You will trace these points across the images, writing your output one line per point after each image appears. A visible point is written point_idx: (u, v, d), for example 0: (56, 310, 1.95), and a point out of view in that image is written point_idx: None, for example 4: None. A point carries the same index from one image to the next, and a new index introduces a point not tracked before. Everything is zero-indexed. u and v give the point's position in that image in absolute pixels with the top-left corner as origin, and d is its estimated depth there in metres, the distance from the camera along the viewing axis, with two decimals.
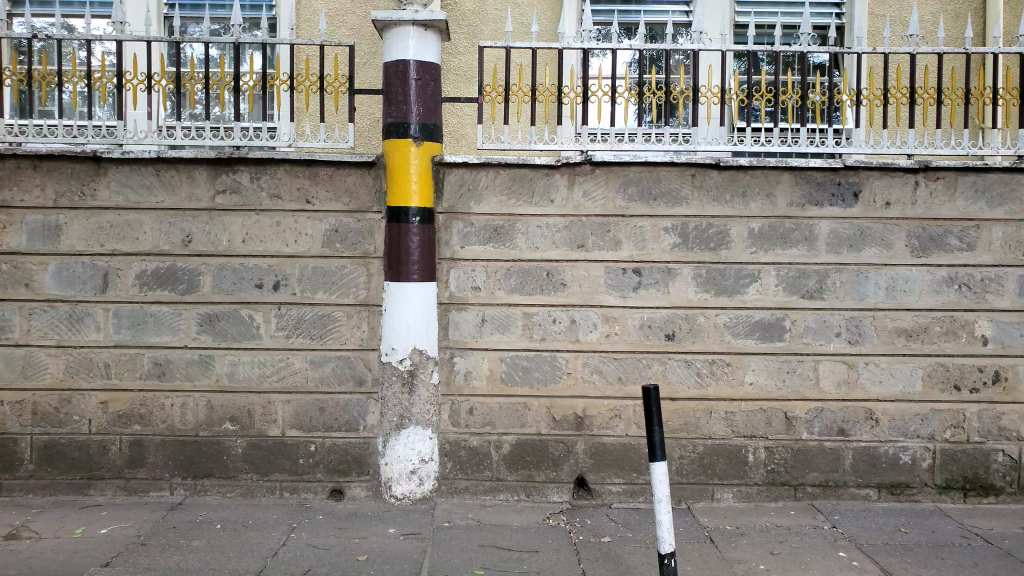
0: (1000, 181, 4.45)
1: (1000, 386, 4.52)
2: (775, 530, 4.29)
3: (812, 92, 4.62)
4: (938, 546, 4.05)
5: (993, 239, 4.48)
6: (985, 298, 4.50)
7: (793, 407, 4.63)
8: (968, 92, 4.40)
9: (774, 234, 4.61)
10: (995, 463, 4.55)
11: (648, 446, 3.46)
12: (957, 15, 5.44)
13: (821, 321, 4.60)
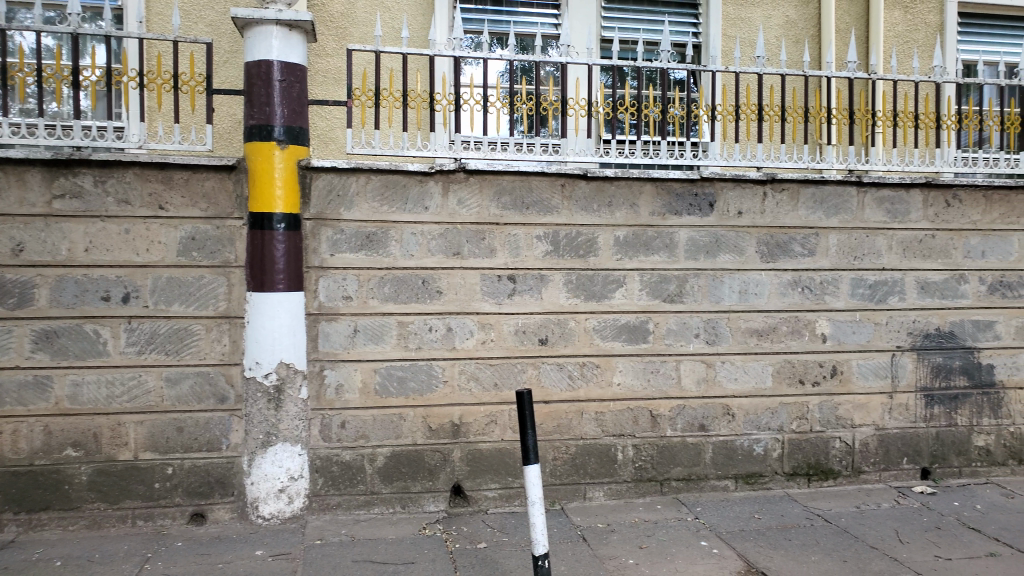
0: (834, 194, 4.85)
1: (837, 378, 4.91)
2: (642, 524, 4.48)
3: (672, 107, 4.89)
4: (786, 529, 4.39)
5: (830, 246, 4.88)
6: (824, 299, 4.89)
7: (657, 405, 4.85)
8: (807, 111, 4.80)
9: (638, 242, 4.82)
10: (834, 449, 4.95)
11: (521, 450, 3.51)
12: (797, 40, 5.94)
13: (682, 323, 4.85)
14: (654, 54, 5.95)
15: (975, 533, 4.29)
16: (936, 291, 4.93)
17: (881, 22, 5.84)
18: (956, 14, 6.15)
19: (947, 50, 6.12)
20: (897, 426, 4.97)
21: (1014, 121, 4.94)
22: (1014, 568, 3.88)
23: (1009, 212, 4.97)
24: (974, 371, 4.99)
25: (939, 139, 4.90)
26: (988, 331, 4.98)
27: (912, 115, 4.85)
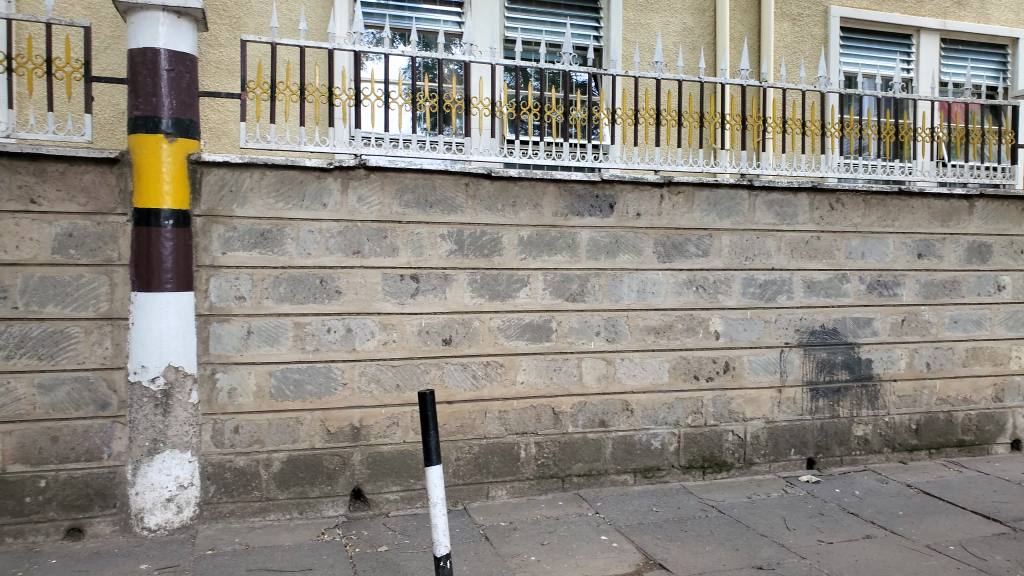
0: (727, 197, 5.04)
1: (729, 374, 5.10)
2: (544, 521, 4.53)
3: (574, 109, 4.97)
4: (682, 520, 4.54)
5: (723, 247, 5.07)
6: (717, 298, 5.07)
7: (559, 402, 4.91)
8: (702, 116, 4.97)
9: (541, 242, 4.86)
10: (727, 442, 5.14)
11: (423, 451, 3.47)
12: (694, 47, 6.15)
13: (583, 321, 4.94)
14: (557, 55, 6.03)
15: (853, 517, 4.56)
16: (821, 290, 5.19)
17: (772, 33, 6.13)
18: (839, 28, 6.53)
19: (830, 62, 6.50)
20: (785, 419, 5.19)
21: (890, 131, 5.26)
22: (888, 549, 4.15)
23: (885, 214, 5.25)
24: (854, 365, 5.26)
25: (824, 145, 5.15)
26: (867, 327, 5.27)
27: (799, 123, 5.09)
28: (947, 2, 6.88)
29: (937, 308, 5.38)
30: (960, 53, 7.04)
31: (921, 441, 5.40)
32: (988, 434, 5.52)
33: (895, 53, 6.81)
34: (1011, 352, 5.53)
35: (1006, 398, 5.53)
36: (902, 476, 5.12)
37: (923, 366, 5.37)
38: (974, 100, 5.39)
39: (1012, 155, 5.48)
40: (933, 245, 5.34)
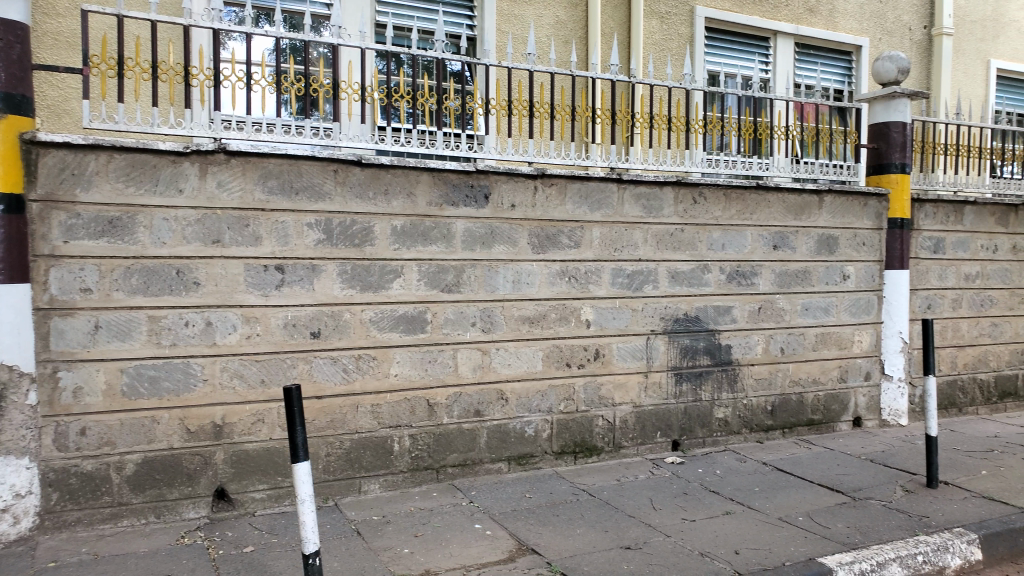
0: (597, 190, 5.15)
1: (599, 360, 5.25)
2: (418, 513, 4.51)
3: (446, 97, 4.97)
4: (554, 505, 4.64)
5: (594, 238, 5.18)
6: (588, 287, 5.19)
7: (434, 394, 4.88)
8: (574, 110, 5.06)
9: (414, 232, 4.80)
10: (597, 427, 5.28)
11: (290, 447, 3.24)
12: (566, 41, 6.25)
13: (458, 312, 4.92)
14: (429, 43, 5.97)
15: (714, 495, 4.81)
16: (685, 280, 5.42)
17: (640, 31, 6.34)
18: (704, 28, 6.83)
19: (694, 61, 6.80)
20: (651, 403, 5.40)
21: (749, 128, 5.55)
22: (744, 524, 4.41)
23: (743, 208, 5.53)
24: (715, 351, 5.54)
25: (688, 142, 5.37)
26: (726, 315, 5.56)
27: (666, 119, 5.28)
28: (800, 9, 7.35)
29: (790, 296, 5.74)
30: (811, 56, 7.58)
31: (775, 421, 5.76)
32: (834, 412, 5.97)
33: (754, 54, 7.22)
34: (854, 336, 5.98)
35: (850, 379, 6.00)
36: (758, 455, 5.44)
37: (777, 351, 5.72)
38: (823, 101, 5.78)
39: (856, 155, 5.99)
40: (787, 238, 5.69)
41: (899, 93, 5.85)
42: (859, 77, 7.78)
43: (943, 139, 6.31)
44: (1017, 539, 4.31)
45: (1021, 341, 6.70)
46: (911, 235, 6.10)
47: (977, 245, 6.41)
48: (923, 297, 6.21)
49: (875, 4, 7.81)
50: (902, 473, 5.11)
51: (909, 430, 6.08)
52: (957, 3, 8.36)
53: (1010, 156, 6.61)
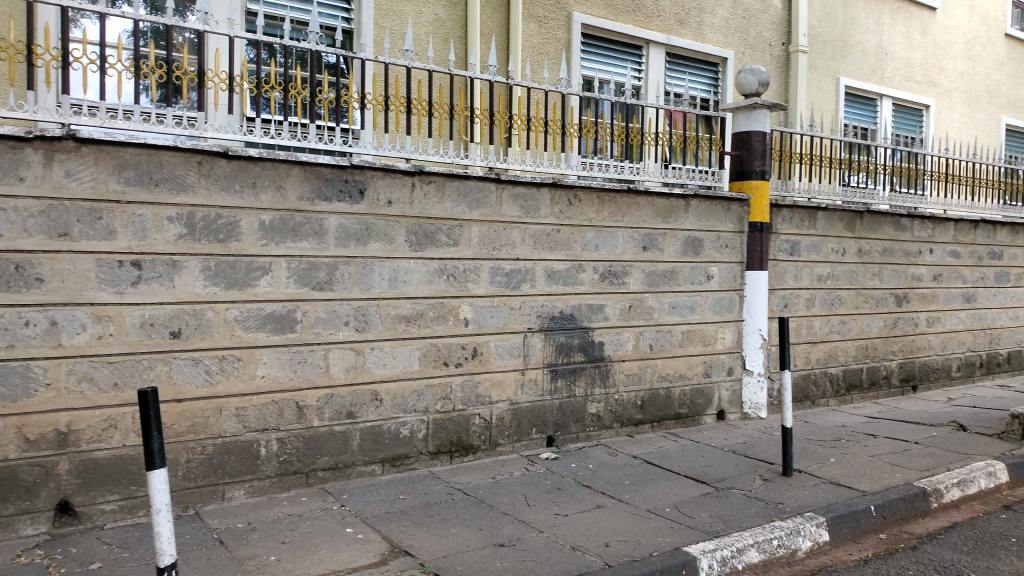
0: (476, 189, 5.15)
1: (477, 359, 5.24)
2: (286, 519, 4.34)
3: (320, 90, 4.84)
4: (429, 506, 4.59)
5: (472, 237, 5.18)
6: (466, 286, 5.18)
7: (304, 396, 4.73)
8: (452, 109, 5.06)
9: (284, 228, 4.64)
10: (474, 426, 5.27)
11: (144, 454, 3.01)
12: (444, 40, 6.26)
13: (331, 311, 4.79)
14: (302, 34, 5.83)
15: (586, 489, 4.91)
16: (560, 279, 5.52)
17: (518, 33, 6.45)
18: (580, 33, 7.03)
19: (571, 65, 6.98)
20: (528, 400, 5.45)
21: (622, 133, 5.78)
22: (615, 517, 4.53)
23: (616, 210, 5.71)
24: (588, 348, 5.68)
25: (564, 144, 5.50)
26: (600, 313, 5.71)
27: (542, 121, 5.39)
28: (671, 20, 7.70)
29: (659, 295, 5.98)
30: (681, 67, 7.97)
31: (645, 415, 5.97)
32: (700, 406, 6.26)
33: (627, 62, 7.52)
34: (717, 333, 6.30)
35: (714, 374, 6.31)
36: (628, 448, 5.61)
37: (646, 347, 5.94)
38: (690, 110, 6.09)
39: (720, 162, 6.35)
40: (656, 239, 5.91)
41: (759, 104, 6.23)
42: (724, 88, 8.25)
43: (799, 149, 6.75)
44: (860, 520, 4.64)
45: (866, 338, 7.27)
46: (770, 238, 6.49)
47: (828, 248, 6.91)
48: (781, 296, 6.62)
49: (739, 20, 8.29)
50: (760, 462, 5.41)
51: (768, 422, 6.45)
52: (812, 23, 9.01)
53: (858, 167, 7.15)
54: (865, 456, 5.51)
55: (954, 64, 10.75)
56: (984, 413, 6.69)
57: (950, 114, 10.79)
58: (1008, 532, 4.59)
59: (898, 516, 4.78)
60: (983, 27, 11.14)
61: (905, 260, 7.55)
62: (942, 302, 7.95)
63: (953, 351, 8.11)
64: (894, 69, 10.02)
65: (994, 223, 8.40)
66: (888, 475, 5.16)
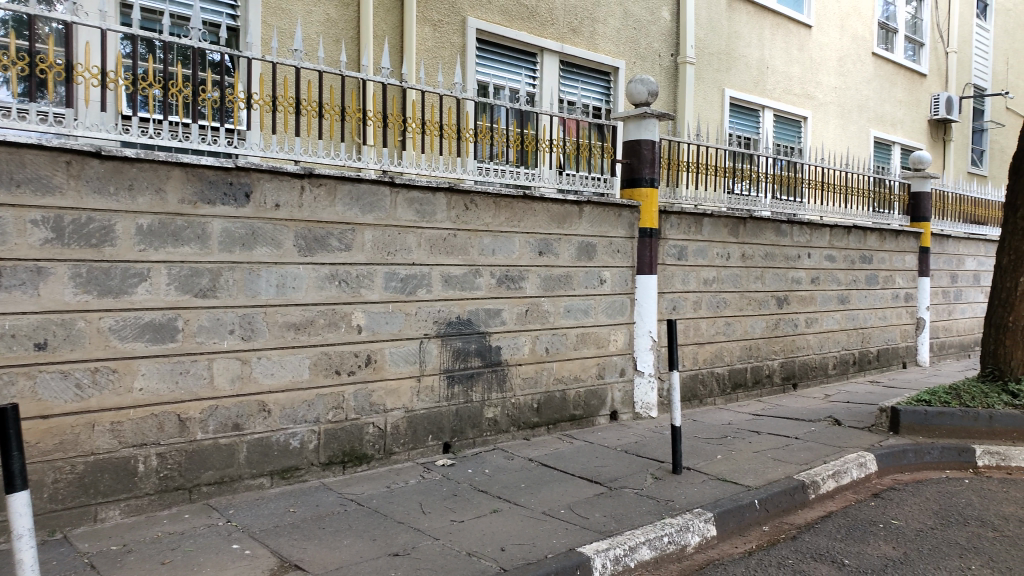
0: (369, 192, 5.06)
1: (371, 367, 5.15)
2: (166, 538, 4.07)
3: (203, 88, 4.62)
4: (320, 518, 4.45)
5: (365, 241, 5.08)
6: (359, 292, 5.08)
7: (186, 408, 4.49)
8: (344, 111, 4.96)
9: (164, 232, 4.38)
10: (367, 435, 5.17)
11: (2, 476, 2.77)
12: (336, 40, 6.15)
13: (215, 319, 4.56)
14: (182, 29, 5.62)
15: (482, 494, 4.91)
16: (456, 284, 5.50)
17: (412, 37, 6.43)
18: (475, 39, 7.09)
19: (466, 70, 7.03)
20: (423, 407, 5.40)
21: (516, 139, 5.84)
22: (510, 520, 4.54)
23: (512, 215, 5.75)
24: (485, 353, 5.69)
25: (459, 149, 5.50)
26: (496, 318, 5.73)
27: (437, 125, 5.36)
28: (564, 29, 7.86)
29: (554, 299, 6.06)
30: (574, 74, 8.17)
31: (540, 418, 6.03)
32: (594, 407, 6.38)
33: (521, 69, 7.65)
34: (611, 335, 6.45)
35: (607, 375, 6.45)
36: (524, 452, 5.65)
37: (542, 351, 6.00)
38: (583, 117, 6.20)
39: (611, 169, 6.50)
40: (551, 244, 6.00)
41: (648, 113, 6.38)
42: (617, 97, 8.48)
43: (686, 157, 6.99)
44: (745, 514, 4.84)
45: (750, 338, 7.62)
46: (659, 243, 6.72)
47: (713, 252, 7.21)
48: (670, 299, 6.87)
49: (630, 30, 8.56)
50: (652, 461, 5.56)
51: (658, 421, 6.66)
52: (700, 36, 9.39)
53: (741, 175, 7.48)
54: (749, 452, 5.76)
55: (829, 79, 11.46)
56: (856, 408, 7.13)
57: (825, 126, 11.49)
58: (876, 518, 4.90)
59: (780, 509, 5.01)
60: (854, 46, 11.93)
61: (785, 265, 7.97)
62: (819, 304, 8.42)
63: (830, 350, 8.62)
64: (775, 82, 10.57)
65: (865, 229, 9.01)
66: (770, 469, 5.41)
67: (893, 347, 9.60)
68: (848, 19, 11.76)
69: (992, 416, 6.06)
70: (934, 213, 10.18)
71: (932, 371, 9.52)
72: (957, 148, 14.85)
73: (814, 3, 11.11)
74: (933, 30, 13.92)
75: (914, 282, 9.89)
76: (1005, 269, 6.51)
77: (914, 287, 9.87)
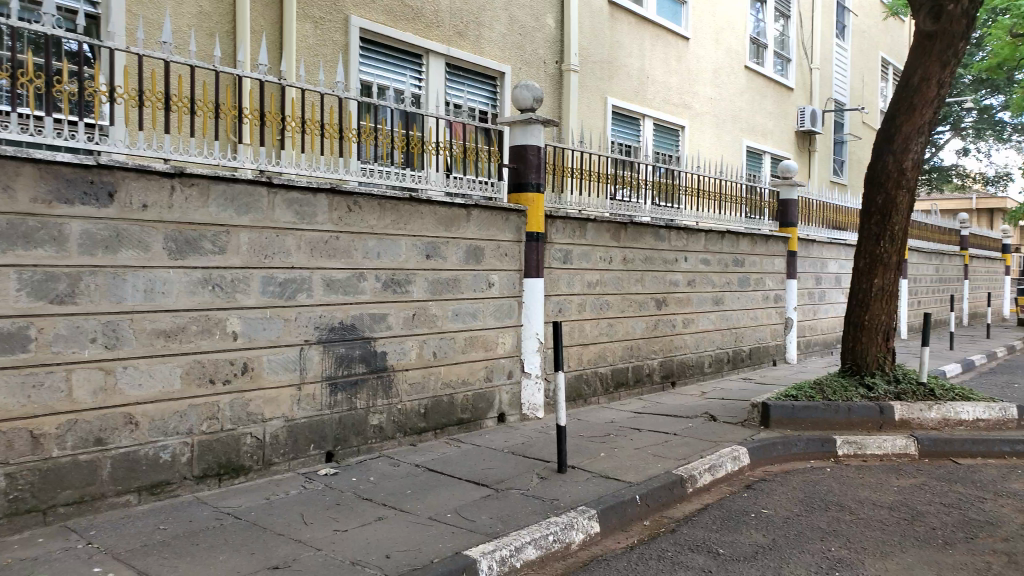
0: (244, 193, 4.87)
1: (248, 375, 4.96)
2: (17, 565, 3.69)
3: (59, 79, 4.28)
4: (194, 534, 4.20)
5: (241, 244, 4.89)
6: (234, 297, 4.87)
7: (40, 424, 4.12)
8: (217, 108, 4.74)
9: (13, 233, 4.00)
10: (245, 445, 4.97)
11: None
12: (210, 33, 5.91)
13: (73, 327, 4.22)
14: (32, 13, 5.24)
15: (367, 502, 4.82)
16: (339, 288, 5.39)
17: (291, 34, 6.28)
18: (358, 38, 6.99)
19: (348, 69, 6.92)
20: (304, 416, 5.26)
21: (402, 141, 5.78)
22: (396, 527, 4.47)
23: (397, 218, 5.69)
24: (370, 358, 5.60)
25: (342, 149, 5.38)
26: (381, 322, 5.66)
27: (318, 124, 5.23)
28: (449, 32, 7.88)
29: (441, 303, 6.06)
30: (460, 78, 8.21)
31: (427, 423, 6.00)
32: (481, 410, 6.42)
33: (406, 69, 7.61)
34: (498, 338, 6.54)
35: (494, 378, 6.52)
36: (410, 457, 5.60)
37: (429, 355, 5.99)
38: (469, 121, 6.22)
39: (499, 173, 6.57)
40: (438, 248, 6.00)
41: (533, 119, 6.49)
42: (502, 101, 8.63)
43: (571, 163, 7.13)
44: (627, 510, 4.98)
45: (631, 339, 7.88)
46: (544, 247, 6.86)
47: (596, 257, 7.43)
48: (555, 302, 7.03)
49: (514, 36, 8.68)
50: (538, 461, 5.64)
51: (543, 422, 6.79)
52: (584, 44, 9.62)
53: (623, 181, 7.74)
54: (631, 449, 5.95)
55: (705, 90, 12.04)
56: (729, 404, 7.51)
57: (702, 136, 12.06)
58: (748, 508, 5.17)
59: (659, 503, 5.20)
60: (728, 59, 12.60)
61: (664, 268, 8.31)
62: (695, 305, 8.81)
63: (706, 348, 9.04)
64: (655, 92, 10.99)
65: (737, 234, 9.52)
66: (650, 465, 5.60)
67: (764, 346, 10.18)
68: (722, 34, 12.41)
69: (850, 408, 6.55)
70: (801, 219, 10.88)
71: (798, 367, 10.17)
72: (822, 158, 15.97)
73: (691, 17, 11.66)
74: (799, 48, 14.89)
75: (783, 284, 10.52)
76: (862, 271, 7.03)
77: (783, 289, 10.50)
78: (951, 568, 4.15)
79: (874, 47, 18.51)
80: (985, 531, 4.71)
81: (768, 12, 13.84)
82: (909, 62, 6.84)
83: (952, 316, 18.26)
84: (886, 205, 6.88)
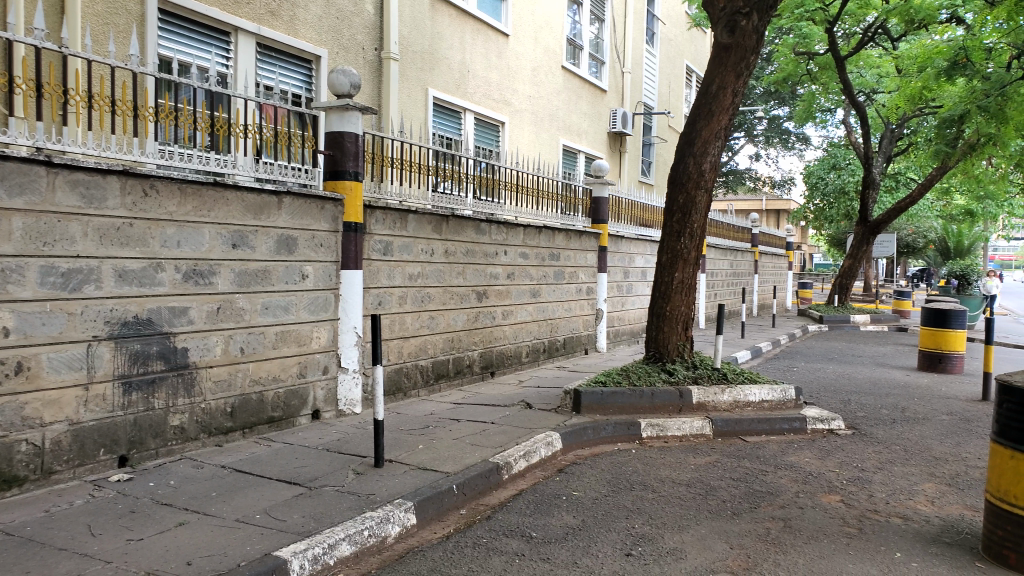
0: (17, 171, 4.32)
1: (23, 375, 4.42)
2: None
3: None
4: None
5: (13, 229, 4.33)
6: (6, 289, 4.32)
7: None
8: None
9: None
10: (18, 454, 4.43)
11: None
12: None
13: None
14: None
15: (166, 508, 4.49)
16: (133, 280, 4.97)
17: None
18: (155, 9, 6.56)
19: (144, 43, 6.48)
20: (93, 418, 4.82)
21: (206, 122, 5.44)
22: (197, 532, 4.19)
23: (200, 204, 5.35)
24: (169, 355, 5.24)
25: (136, 129, 4.96)
26: (182, 317, 5.30)
27: (108, 100, 4.77)
28: (260, 10, 7.52)
29: (249, 295, 5.79)
30: (274, 59, 7.89)
31: (234, 423, 5.73)
32: (294, 408, 6.24)
33: (212, 47, 7.21)
34: (313, 333, 6.37)
35: (308, 374, 6.36)
36: (215, 459, 5.31)
37: (236, 351, 5.71)
38: (282, 105, 5.97)
39: (313, 159, 6.41)
40: (246, 237, 5.71)
41: (351, 106, 6.38)
42: (319, 86, 8.38)
43: (391, 153, 7.07)
44: (443, 500, 5.01)
45: (452, 331, 7.96)
46: (363, 238, 6.76)
47: (417, 249, 7.43)
48: (375, 295, 6.95)
49: (331, 20, 8.43)
50: (354, 457, 5.56)
51: (360, 417, 6.73)
52: (404, 33, 9.52)
53: (444, 174, 7.79)
54: (450, 440, 6.02)
55: (525, 87, 12.35)
56: (545, 392, 7.81)
57: (521, 133, 12.40)
58: (560, 492, 5.39)
59: (476, 491, 5.29)
60: (546, 58, 12.98)
61: (485, 261, 8.48)
62: (514, 298, 9.07)
63: (523, 339, 9.33)
64: (476, 86, 11.13)
65: (553, 229, 9.91)
66: (467, 454, 5.69)
67: (576, 336, 10.67)
68: (541, 33, 12.78)
69: (653, 393, 7.07)
70: (612, 216, 11.47)
71: (608, 356, 10.79)
72: (631, 159, 16.99)
73: (510, 14, 11.91)
74: (611, 51, 15.62)
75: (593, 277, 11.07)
76: (664, 266, 7.55)
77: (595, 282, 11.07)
78: (737, 535, 4.56)
79: (680, 56, 19.93)
80: (766, 501, 5.23)
81: (583, 15, 14.44)
82: (708, 70, 7.34)
83: (745, 306, 20.29)
84: (687, 204, 7.41)
